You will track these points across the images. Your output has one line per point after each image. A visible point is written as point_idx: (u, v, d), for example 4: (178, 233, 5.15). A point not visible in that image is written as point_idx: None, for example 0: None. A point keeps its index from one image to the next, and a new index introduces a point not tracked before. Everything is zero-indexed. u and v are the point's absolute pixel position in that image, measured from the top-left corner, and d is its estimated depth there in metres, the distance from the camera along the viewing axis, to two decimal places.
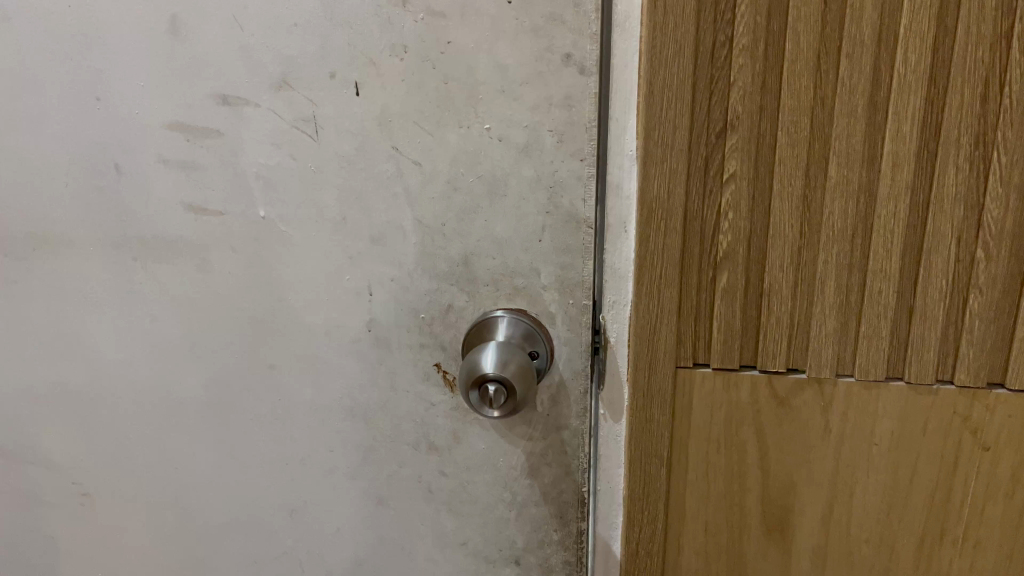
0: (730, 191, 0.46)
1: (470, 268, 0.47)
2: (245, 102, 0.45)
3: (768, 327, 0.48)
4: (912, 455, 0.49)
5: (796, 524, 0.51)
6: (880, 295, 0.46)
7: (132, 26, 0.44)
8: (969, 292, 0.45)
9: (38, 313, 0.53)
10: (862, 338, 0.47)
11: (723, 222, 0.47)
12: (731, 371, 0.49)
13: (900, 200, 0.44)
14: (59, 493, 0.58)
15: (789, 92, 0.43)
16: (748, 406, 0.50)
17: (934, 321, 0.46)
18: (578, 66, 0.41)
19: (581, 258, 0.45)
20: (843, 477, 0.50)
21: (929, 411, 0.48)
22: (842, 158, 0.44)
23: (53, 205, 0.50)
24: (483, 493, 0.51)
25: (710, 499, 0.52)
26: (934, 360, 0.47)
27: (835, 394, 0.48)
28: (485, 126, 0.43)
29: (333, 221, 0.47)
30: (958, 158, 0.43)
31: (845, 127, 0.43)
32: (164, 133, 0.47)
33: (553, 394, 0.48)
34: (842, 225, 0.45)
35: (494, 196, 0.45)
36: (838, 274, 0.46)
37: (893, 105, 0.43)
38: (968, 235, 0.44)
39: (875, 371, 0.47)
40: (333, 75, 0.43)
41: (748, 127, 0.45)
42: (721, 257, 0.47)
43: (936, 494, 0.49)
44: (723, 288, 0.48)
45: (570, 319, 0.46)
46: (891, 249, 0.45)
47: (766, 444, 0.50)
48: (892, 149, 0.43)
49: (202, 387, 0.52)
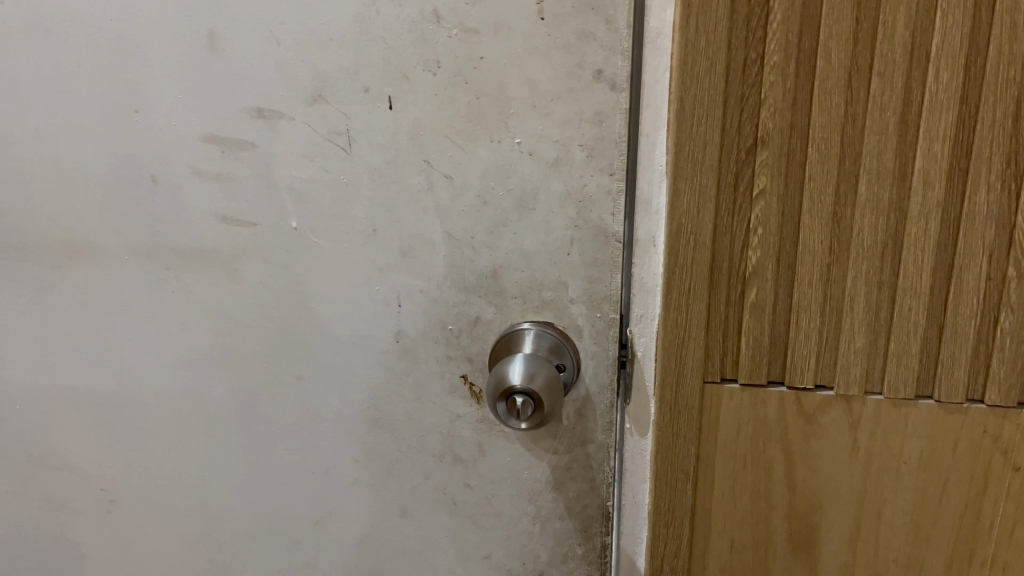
0: (759, 207, 0.46)
1: (498, 281, 0.47)
2: (280, 115, 0.46)
3: (796, 344, 0.48)
4: (941, 473, 0.48)
5: (822, 542, 0.51)
6: (909, 313, 0.46)
7: (171, 40, 0.46)
8: (1000, 311, 0.45)
9: (71, 320, 0.54)
10: (891, 356, 0.47)
11: (753, 237, 0.46)
12: (759, 388, 0.49)
13: (930, 217, 0.44)
14: (86, 499, 0.59)
15: (820, 109, 0.43)
16: (775, 422, 0.49)
17: (964, 340, 0.46)
18: (610, 82, 0.42)
19: (609, 272, 0.45)
20: (871, 495, 0.49)
21: (958, 430, 0.47)
22: (872, 176, 0.44)
23: (88, 214, 0.51)
24: (507, 507, 0.51)
25: (735, 516, 0.52)
26: (964, 379, 0.46)
27: (863, 413, 0.48)
28: (516, 141, 0.44)
29: (364, 232, 0.47)
30: (989, 177, 0.43)
31: (876, 144, 0.43)
32: (199, 145, 0.48)
33: (579, 408, 0.48)
34: (872, 242, 0.45)
35: (524, 210, 0.45)
36: (867, 291, 0.46)
37: (923, 123, 0.43)
38: (999, 253, 0.44)
39: (904, 391, 0.47)
40: (367, 90, 0.44)
41: (779, 143, 0.44)
42: (750, 274, 0.47)
43: (965, 514, 0.49)
44: (753, 303, 0.47)
45: (597, 332, 0.47)
46: (921, 267, 0.45)
47: (792, 460, 0.50)
48: (923, 167, 0.43)
49: (231, 396, 0.53)
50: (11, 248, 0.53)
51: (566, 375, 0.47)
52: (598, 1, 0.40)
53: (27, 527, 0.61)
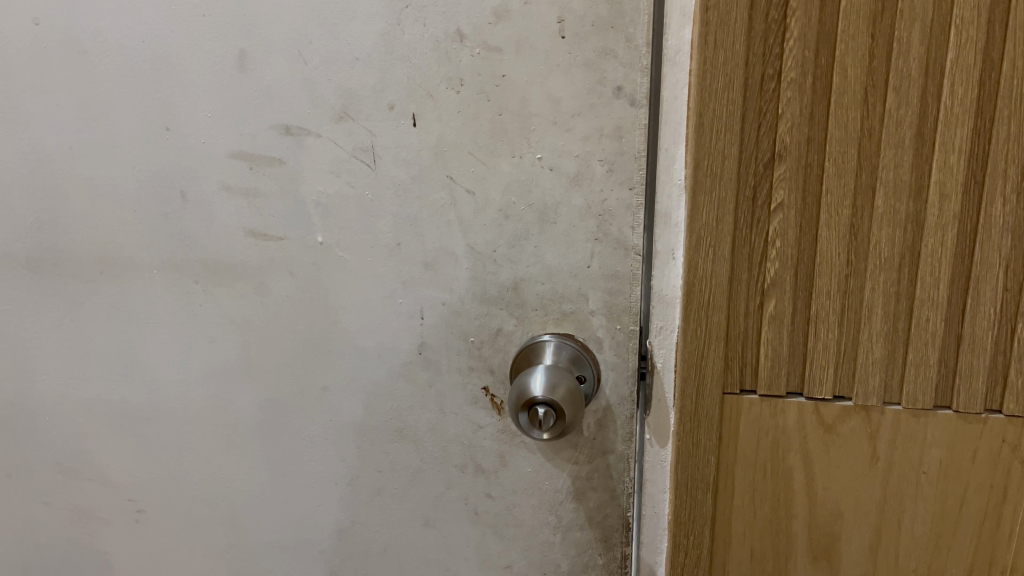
0: (777, 220, 0.46)
1: (519, 294, 0.48)
2: (307, 132, 0.47)
3: (815, 355, 0.48)
4: (961, 483, 0.48)
5: (842, 552, 0.50)
6: (927, 324, 0.46)
7: (203, 60, 0.47)
8: (1017, 321, 0.45)
9: (102, 333, 0.55)
10: (909, 366, 0.47)
11: (770, 249, 0.46)
12: (778, 398, 0.49)
13: (947, 229, 0.44)
14: (115, 509, 0.60)
15: (837, 122, 0.43)
16: (795, 431, 0.49)
17: (982, 350, 0.46)
18: (629, 98, 0.43)
19: (629, 284, 0.46)
20: (891, 504, 0.49)
21: (978, 440, 0.47)
22: (889, 188, 0.44)
23: (121, 229, 0.52)
24: (528, 517, 0.52)
25: (755, 525, 0.51)
26: (982, 389, 0.46)
27: (882, 422, 0.48)
28: (537, 156, 0.45)
29: (389, 246, 0.48)
30: (1005, 189, 0.43)
31: (892, 158, 0.43)
32: (228, 162, 0.49)
33: (599, 419, 0.49)
34: (889, 254, 0.45)
35: (545, 224, 0.46)
36: (884, 303, 0.46)
37: (939, 136, 0.43)
38: (1015, 265, 0.44)
39: (923, 402, 0.47)
40: (392, 106, 0.45)
41: (796, 156, 0.45)
42: (769, 285, 0.47)
43: (985, 523, 0.48)
44: (771, 314, 0.47)
45: (617, 344, 0.48)
46: (938, 278, 0.45)
47: (813, 471, 0.49)
48: (939, 180, 0.43)
49: (257, 408, 0.54)
50: (45, 262, 0.54)
51: (587, 386, 0.48)
52: (619, 20, 0.42)
53: (55, 537, 0.62)
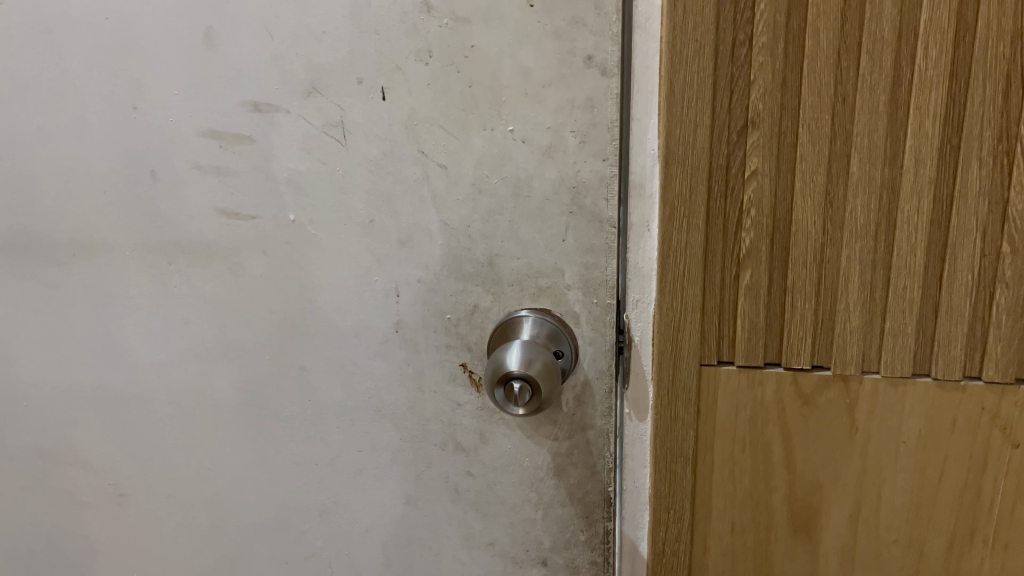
0: (752, 188, 0.45)
1: (495, 269, 0.47)
2: (277, 108, 0.46)
3: (791, 325, 0.47)
4: (940, 453, 0.47)
5: (822, 524, 0.49)
6: (905, 292, 0.45)
7: (167, 37, 0.46)
8: (996, 287, 0.44)
9: (80, 316, 0.55)
10: (887, 335, 0.46)
11: (745, 219, 0.46)
12: (756, 369, 0.48)
13: (923, 194, 0.43)
14: (97, 493, 0.60)
15: (811, 89, 0.43)
16: (773, 404, 0.48)
17: (960, 318, 0.45)
18: (600, 67, 0.42)
19: (604, 257, 0.45)
20: (871, 477, 0.48)
21: (956, 408, 0.46)
22: (864, 154, 0.43)
23: (93, 211, 0.51)
24: (510, 494, 0.52)
25: (736, 499, 0.50)
26: (961, 357, 0.45)
27: (860, 393, 0.47)
28: (509, 128, 0.44)
29: (362, 223, 0.48)
30: (981, 152, 0.42)
31: (867, 123, 0.42)
32: (199, 140, 0.48)
33: (578, 394, 0.48)
34: (865, 222, 0.44)
35: (518, 197, 0.45)
36: (861, 271, 0.45)
37: (914, 100, 0.42)
38: (992, 229, 0.43)
39: (902, 369, 0.46)
40: (361, 81, 0.45)
41: (770, 124, 0.44)
42: (744, 256, 0.47)
43: (965, 492, 0.47)
44: (747, 285, 0.47)
45: (593, 318, 0.47)
46: (914, 244, 0.44)
47: (792, 444, 0.49)
48: (914, 145, 0.42)
49: (235, 389, 0.54)
50: (18, 247, 0.54)
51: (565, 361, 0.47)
52: None
53: (38, 522, 0.62)
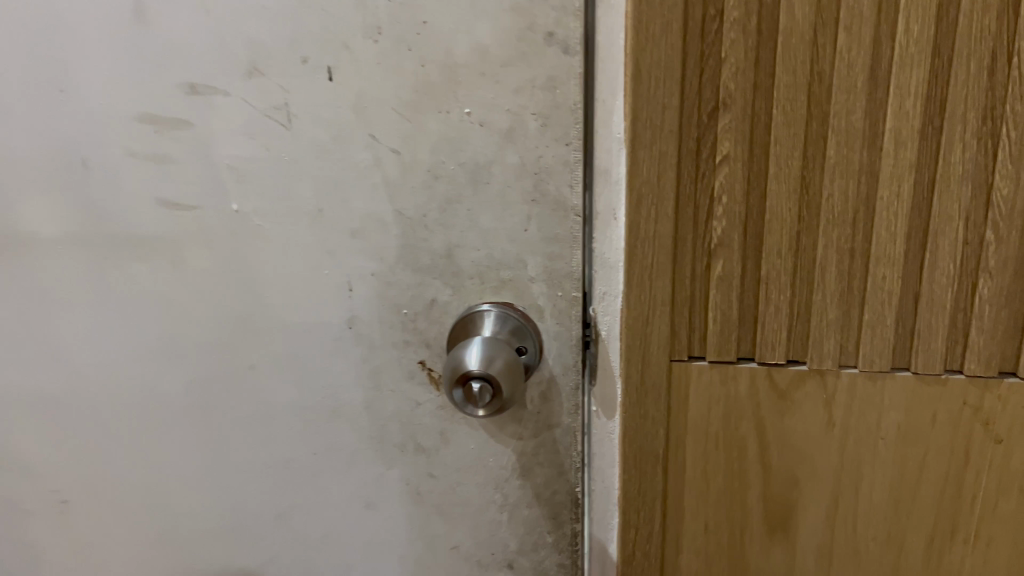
0: (723, 174, 0.42)
1: (453, 261, 0.44)
2: (216, 90, 0.43)
3: (765, 317, 0.44)
4: (920, 448, 0.44)
5: (799, 522, 0.47)
6: (883, 283, 0.42)
7: (93, 12, 0.42)
8: (978, 277, 0.41)
9: (9, 316, 0.51)
10: (865, 328, 0.43)
11: (716, 206, 0.43)
12: (728, 364, 0.46)
13: (903, 180, 0.40)
14: (38, 500, 0.57)
15: (785, 68, 0.40)
16: (747, 399, 0.46)
17: (941, 308, 0.42)
18: (562, 45, 0.39)
19: (570, 247, 0.43)
20: (849, 474, 0.46)
21: (938, 402, 0.43)
22: (841, 137, 0.40)
23: (20, 202, 0.48)
24: (473, 496, 0.49)
25: (709, 497, 0.48)
26: (941, 349, 0.42)
27: (838, 387, 0.44)
28: (467, 111, 0.41)
29: (311, 213, 0.45)
30: (964, 135, 0.39)
31: (844, 104, 0.39)
32: (133, 125, 0.45)
33: (543, 390, 0.46)
34: (842, 209, 0.41)
35: (478, 184, 0.42)
36: (839, 260, 0.42)
37: (894, 80, 0.39)
38: (975, 216, 0.40)
39: (880, 363, 0.43)
40: (305, 60, 0.41)
41: (742, 105, 0.41)
42: (716, 246, 0.44)
43: (945, 489, 0.45)
44: (719, 276, 0.44)
45: (559, 312, 0.45)
46: (895, 232, 0.41)
47: (767, 440, 0.46)
48: (893, 127, 0.39)
49: (182, 390, 0.51)
50: None
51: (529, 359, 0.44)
52: None
53: None
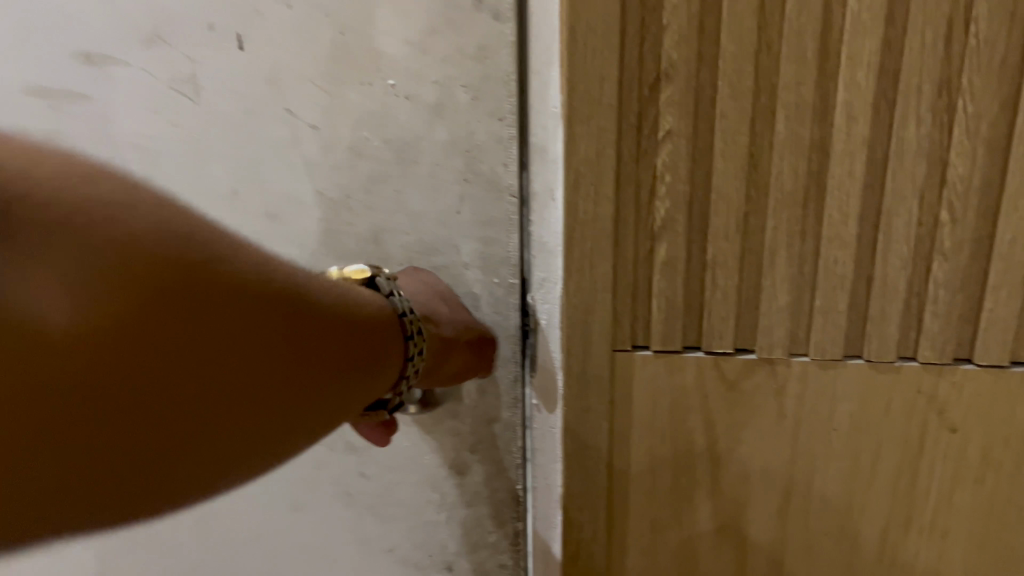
0: (666, 151, 0.38)
1: (382, 245, 0.44)
2: (113, 60, 0.42)
3: (713, 304, 0.40)
4: (873, 438, 0.41)
5: (748, 517, 0.44)
6: (836, 266, 0.38)
7: None
8: (933, 259, 0.37)
9: None
10: (817, 314, 0.39)
11: (660, 185, 0.38)
12: (674, 354, 0.41)
13: (856, 156, 0.36)
14: None
15: (731, 34, 0.35)
16: (695, 390, 0.42)
17: (895, 293, 0.38)
18: (493, 10, 0.39)
19: (506, 231, 0.43)
20: (800, 466, 0.42)
21: (891, 390, 0.40)
22: (790, 112, 0.36)
23: None
24: (409, 496, 0.49)
25: (654, 495, 0.44)
26: (896, 336, 0.39)
27: (790, 376, 0.41)
28: (389, 83, 0.40)
29: (225, 194, 0.44)
30: (919, 108, 0.35)
31: (793, 76, 0.35)
32: (25, 101, 0.44)
33: (480, 384, 0.46)
34: (792, 187, 0.37)
35: (403, 163, 0.42)
36: (790, 242, 0.38)
37: (846, 49, 0.35)
38: (931, 193, 0.36)
39: (832, 350, 0.40)
40: (212, 26, 0.41)
41: (686, 77, 0.36)
42: (659, 228, 0.39)
43: (899, 481, 0.42)
44: (663, 261, 0.39)
45: (495, 300, 0.44)
46: (847, 212, 0.37)
47: (715, 433, 0.42)
48: (845, 100, 0.35)
49: None
50: None
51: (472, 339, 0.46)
52: None
53: None
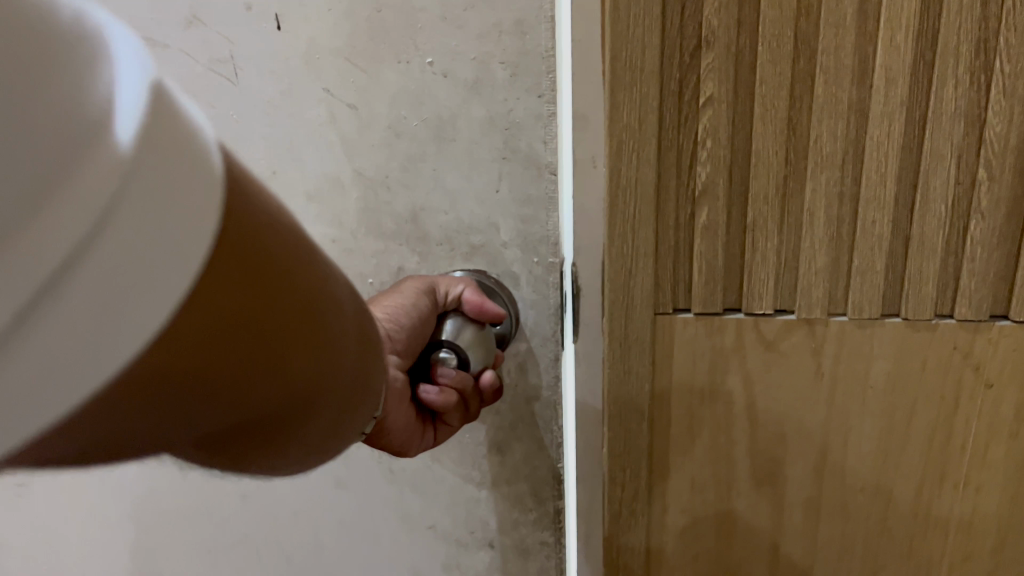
0: (707, 117, 0.38)
1: (419, 225, 0.43)
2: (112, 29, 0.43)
3: (752, 265, 0.41)
4: (909, 396, 0.42)
5: (786, 476, 0.45)
6: (873, 227, 0.39)
7: None
8: (971, 217, 0.38)
9: None
10: (856, 273, 0.40)
11: (700, 151, 0.39)
12: (714, 316, 0.42)
13: (894, 117, 0.37)
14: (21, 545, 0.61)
15: (771, 0, 0.36)
16: (734, 351, 0.43)
17: (932, 252, 0.39)
18: None
19: (545, 210, 0.42)
20: (837, 425, 0.43)
21: (928, 348, 0.41)
22: (829, 75, 0.37)
23: None
24: (448, 473, 0.49)
25: (694, 454, 0.45)
26: (933, 294, 0.40)
27: (827, 336, 0.41)
28: (427, 61, 0.40)
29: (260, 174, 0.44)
30: (957, 70, 0.36)
31: (832, 39, 0.36)
32: None
33: (521, 362, 0.45)
34: (831, 149, 0.38)
35: (440, 140, 0.41)
36: (828, 204, 0.39)
37: (885, 11, 0.35)
38: (968, 153, 0.37)
39: (870, 309, 0.41)
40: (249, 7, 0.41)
41: (726, 43, 0.37)
42: (700, 192, 0.40)
43: (935, 437, 0.43)
44: (703, 225, 0.40)
45: (535, 280, 0.43)
46: (885, 172, 0.38)
47: (754, 393, 0.43)
48: (885, 61, 0.36)
49: None
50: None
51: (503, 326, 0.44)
52: None
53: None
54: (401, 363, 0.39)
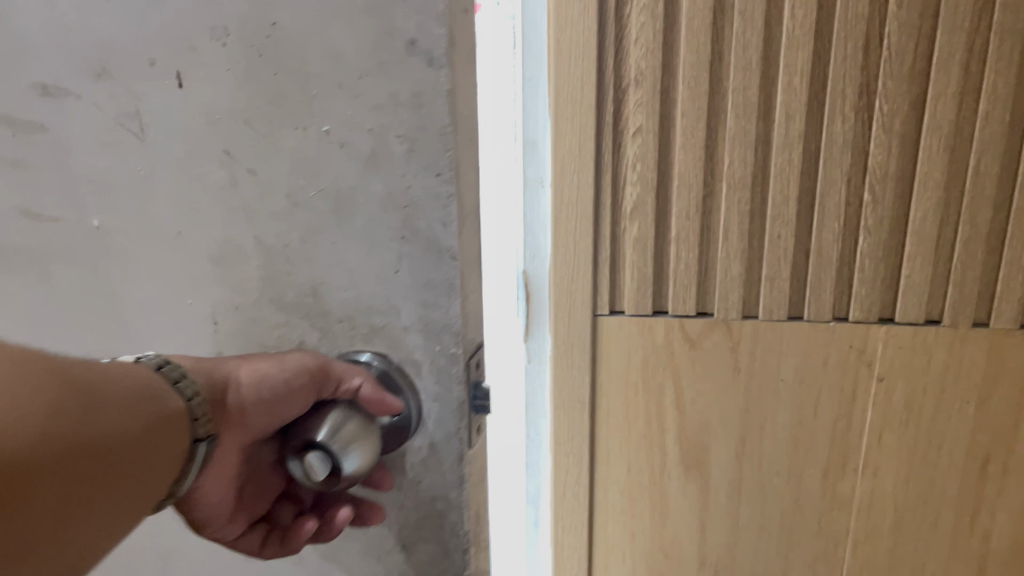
0: (636, 144, 0.45)
1: (319, 301, 0.37)
2: None
3: (677, 273, 0.47)
4: (814, 389, 0.48)
5: (709, 461, 0.51)
6: (779, 241, 0.45)
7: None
8: (860, 233, 0.45)
9: None
10: (765, 279, 0.46)
11: (630, 173, 0.45)
12: (645, 316, 0.49)
13: (794, 147, 0.43)
14: None
15: (690, 48, 0.43)
16: (664, 347, 0.49)
17: (829, 263, 0.45)
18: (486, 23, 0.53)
19: None
20: (753, 415, 0.49)
21: (829, 346, 0.47)
22: (739, 111, 0.43)
23: None
24: None
25: (629, 441, 0.51)
26: (830, 299, 0.46)
27: (743, 334, 0.48)
28: None
29: None
30: (843, 108, 0.42)
31: (740, 81, 0.43)
32: None
33: None
34: (742, 174, 0.44)
35: None
36: (741, 220, 0.45)
37: (783, 58, 0.42)
38: (855, 178, 0.44)
39: (779, 312, 0.47)
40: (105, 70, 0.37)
41: (653, 82, 0.43)
42: (631, 210, 0.46)
43: (838, 425, 0.49)
44: (635, 237, 0.46)
45: None
46: (787, 194, 0.44)
47: (681, 386, 0.49)
48: (784, 100, 0.43)
49: None
50: None
51: (398, 419, 0.36)
52: None
53: None
54: (243, 433, 0.36)
